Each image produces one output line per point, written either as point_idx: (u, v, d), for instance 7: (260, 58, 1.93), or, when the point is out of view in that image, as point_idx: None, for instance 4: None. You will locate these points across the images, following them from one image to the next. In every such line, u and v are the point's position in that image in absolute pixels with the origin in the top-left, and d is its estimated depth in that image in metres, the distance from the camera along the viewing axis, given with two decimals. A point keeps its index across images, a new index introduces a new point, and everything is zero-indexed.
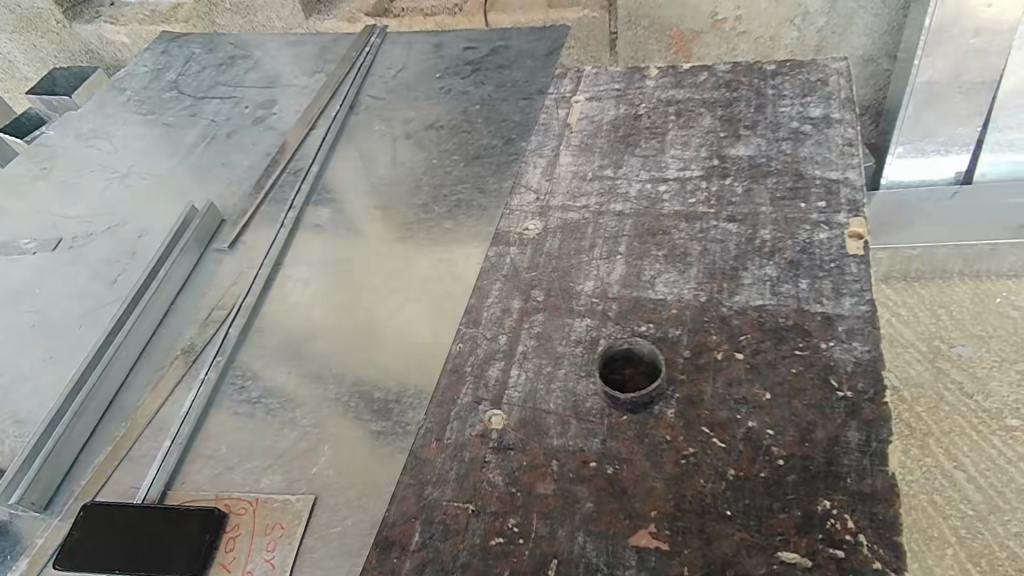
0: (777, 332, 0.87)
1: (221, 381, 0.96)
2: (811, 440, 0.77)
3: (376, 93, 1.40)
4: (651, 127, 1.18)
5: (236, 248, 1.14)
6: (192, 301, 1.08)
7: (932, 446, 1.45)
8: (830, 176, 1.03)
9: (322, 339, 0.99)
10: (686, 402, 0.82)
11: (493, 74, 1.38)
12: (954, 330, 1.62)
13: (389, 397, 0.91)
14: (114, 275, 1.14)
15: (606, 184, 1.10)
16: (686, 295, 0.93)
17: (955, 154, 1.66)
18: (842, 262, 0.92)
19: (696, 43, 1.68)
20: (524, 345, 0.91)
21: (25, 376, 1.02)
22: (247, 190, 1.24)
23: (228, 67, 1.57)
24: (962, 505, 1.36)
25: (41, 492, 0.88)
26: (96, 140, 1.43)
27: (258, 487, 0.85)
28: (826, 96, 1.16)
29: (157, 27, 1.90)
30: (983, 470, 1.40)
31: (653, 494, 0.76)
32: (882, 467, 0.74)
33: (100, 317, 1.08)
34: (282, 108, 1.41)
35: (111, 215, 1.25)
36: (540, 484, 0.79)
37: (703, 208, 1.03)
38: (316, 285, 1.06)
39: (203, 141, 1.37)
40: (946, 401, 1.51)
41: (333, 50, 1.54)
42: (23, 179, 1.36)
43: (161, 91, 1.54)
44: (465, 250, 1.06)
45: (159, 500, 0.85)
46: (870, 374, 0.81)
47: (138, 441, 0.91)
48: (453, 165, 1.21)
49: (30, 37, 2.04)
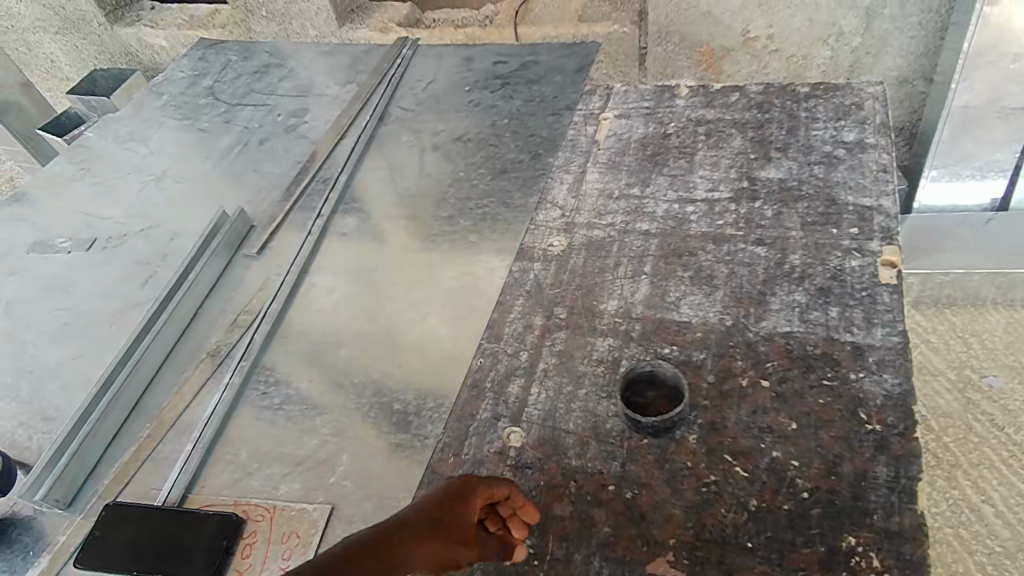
0: (805, 360, 0.85)
1: (244, 387, 0.97)
2: (837, 474, 0.75)
3: (406, 104, 1.41)
4: (680, 147, 1.17)
5: (264, 254, 1.16)
6: (218, 305, 1.09)
7: (959, 478, 1.35)
8: (863, 203, 1.01)
9: (345, 346, 1.00)
10: (708, 428, 0.81)
11: (523, 89, 1.38)
12: (986, 359, 1.50)
13: (408, 410, 0.90)
14: (145, 276, 1.16)
15: (633, 203, 1.09)
16: (711, 319, 0.91)
17: (990, 180, 1.56)
18: (874, 291, 0.90)
19: (726, 61, 1.66)
20: (545, 363, 0.91)
21: (55, 373, 1.05)
22: (277, 197, 1.26)
23: (263, 75, 1.60)
24: (989, 541, 1.26)
25: (64, 490, 0.89)
26: (132, 142, 1.47)
27: (276, 495, 0.85)
28: (860, 121, 1.15)
29: (196, 32, 1.95)
30: (1013, 505, 1.30)
31: (672, 521, 0.75)
32: (911, 505, 0.72)
33: (130, 317, 1.10)
34: (314, 116, 1.43)
35: (145, 216, 1.28)
36: (557, 505, 0.78)
37: (731, 230, 1.02)
38: (341, 292, 1.07)
39: (236, 147, 1.40)
40: (975, 432, 1.40)
41: (365, 60, 1.56)
42: (61, 179, 1.39)
43: (197, 97, 1.57)
44: (488, 264, 1.06)
45: (179, 502, 0.86)
46: (900, 409, 0.79)
47: (161, 442, 0.93)
48: (480, 178, 1.21)
49: (72, 38, 2.09)
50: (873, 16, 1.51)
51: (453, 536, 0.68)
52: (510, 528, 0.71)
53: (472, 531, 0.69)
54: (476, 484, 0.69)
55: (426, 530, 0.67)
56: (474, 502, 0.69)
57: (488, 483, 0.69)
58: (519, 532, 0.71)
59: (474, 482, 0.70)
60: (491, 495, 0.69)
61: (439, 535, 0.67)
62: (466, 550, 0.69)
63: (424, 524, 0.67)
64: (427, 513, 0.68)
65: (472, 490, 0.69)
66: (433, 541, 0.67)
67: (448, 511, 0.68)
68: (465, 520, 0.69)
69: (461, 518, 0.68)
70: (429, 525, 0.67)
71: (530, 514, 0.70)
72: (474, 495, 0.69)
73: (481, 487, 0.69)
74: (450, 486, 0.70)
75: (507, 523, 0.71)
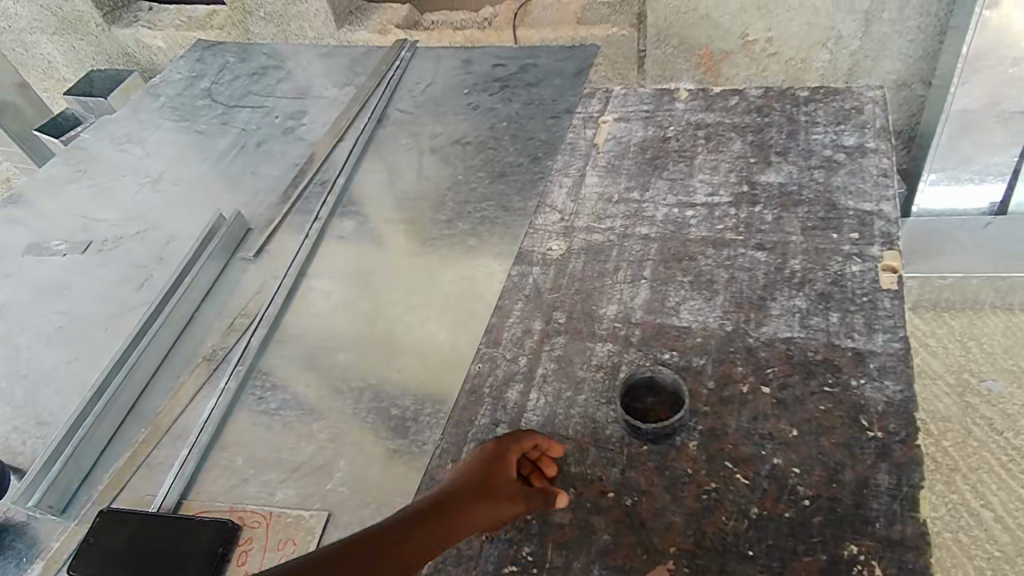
0: (806, 366, 0.84)
1: (240, 391, 0.96)
2: (838, 482, 0.74)
3: (404, 107, 1.40)
4: (679, 151, 1.17)
5: (261, 257, 1.15)
6: (215, 308, 1.08)
7: (959, 482, 1.31)
8: (864, 208, 1.01)
9: (343, 351, 0.99)
10: (709, 435, 0.80)
11: (522, 92, 1.37)
12: (985, 363, 1.46)
13: (405, 415, 0.90)
14: (141, 279, 1.15)
15: (632, 207, 1.09)
16: (711, 324, 0.91)
17: (988, 183, 1.54)
18: (875, 296, 0.90)
19: (725, 64, 1.64)
20: (544, 368, 0.91)
21: (49, 377, 1.04)
22: (274, 199, 1.25)
23: (261, 77, 1.59)
24: (989, 546, 1.22)
25: (58, 496, 0.88)
26: (129, 144, 1.46)
27: (272, 501, 0.85)
28: (860, 125, 1.14)
29: (193, 33, 1.94)
30: (1012, 510, 1.26)
31: (672, 529, 0.74)
32: (913, 513, 0.71)
33: (125, 320, 1.09)
34: (312, 119, 1.43)
35: (141, 219, 1.27)
36: (557, 512, 0.77)
37: (731, 235, 1.02)
38: (339, 296, 1.06)
39: (234, 149, 1.39)
40: (974, 436, 1.36)
41: (363, 63, 1.56)
42: (57, 181, 1.39)
43: (194, 98, 1.56)
44: (487, 268, 1.05)
45: (175, 509, 0.85)
46: (902, 416, 0.78)
47: (156, 448, 0.92)
48: (479, 182, 1.20)
49: (69, 38, 2.08)
50: (872, 20, 1.49)
51: (497, 494, 0.72)
52: (541, 468, 0.79)
53: (513, 486, 0.74)
54: (507, 442, 0.76)
55: (472, 495, 0.71)
56: (509, 458, 0.75)
57: (515, 438, 0.76)
58: (550, 469, 0.79)
59: (503, 441, 0.76)
60: (521, 447, 0.76)
61: (484, 496, 0.71)
62: (512, 506, 0.73)
63: (469, 490, 0.71)
64: (470, 480, 0.72)
65: (504, 449, 0.75)
66: (480, 503, 0.71)
67: (488, 473, 0.73)
68: (504, 478, 0.73)
69: (500, 476, 0.73)
70: (473, 490, 0.71)
71: (556, 450, 0.78)
72: (507, 452, 0.75)
73: (511, 443, 0.76)
74: (484, 454, 0.75)
75: (538, 464, 0.79)
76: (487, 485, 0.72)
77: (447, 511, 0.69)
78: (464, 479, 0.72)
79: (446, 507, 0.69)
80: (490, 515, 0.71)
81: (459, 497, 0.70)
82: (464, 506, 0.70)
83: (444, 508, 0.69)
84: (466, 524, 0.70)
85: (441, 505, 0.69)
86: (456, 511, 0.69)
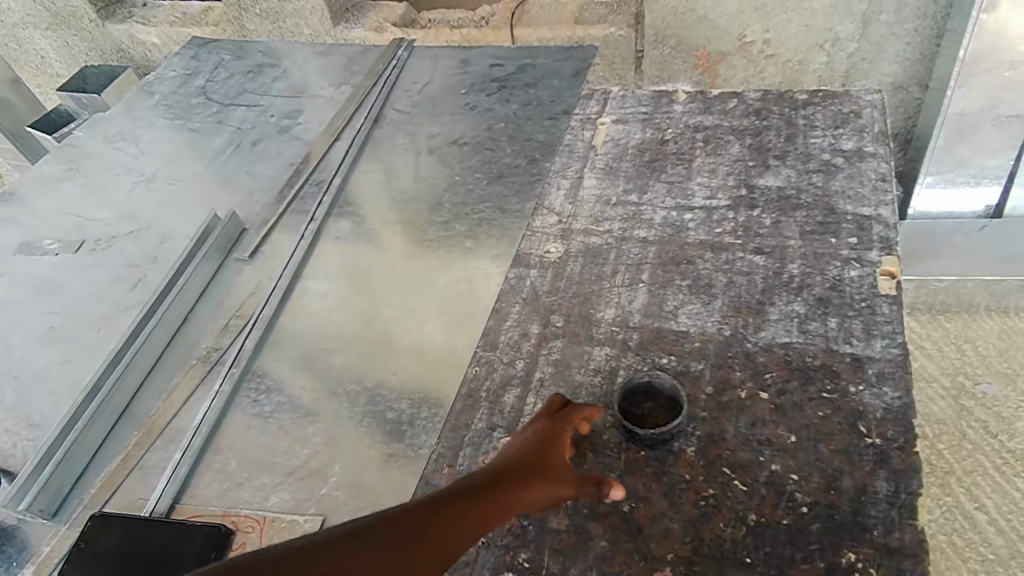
0: (804, 372, 0.84)
1: (235, 394, 0.96)
2: (837, 488, 0.74)
3: (401, 107, 1.39)
4: (678, 153, 1.17)
5: (256, 257, 1.14)
6: (209, 309, 1.07)
7: (953, 485, 1.31)
8: (862, 212, 1.01)
9: (339, 353, 0.98)
10: (707, 441, 0.80)
11: (519, 92, 1.36)
12: (980, 366, 1.46)
13: (401, 419, 0.89)
14: (134, 279, 1.14)
15: (630, 210, 1.09)
16: (709, 329, 0.91)
17: (984, 186, 1.54)
18: (873, 302, 0.90)
19: (723, 65, 1.63)
20: (541, 372, 0.90)
21: (41, 378, 1.02)
22: (270, 199, 1.24)
23: (256, 75, 1.58)
24: (982, 548, 1.22)
25: (49, 500, 0.87)
26: (122, 142, 1.45)
27: (266, 506, 0.84)
28: (859, 129, 1.14)
29: (188, 29, 1.93)
30: (1005, 513, 1.26)
31: (670, 536, 0.74)
32: (911, 521, 0.71)
33: (118, 321, 1.08)
34: (308, 118, 1.42)
35: (135, 218, 1.25)
36: (554, 519, 0.77)
37: (729, 239, 1.01)
38: (335, 297, 1.06)
39: (229, 148, 1.38)
40: (968, 439, 1.36)
41: (360, 61, 1.55)
42: (49, 179, 1.37)
43: (189, 96, 1.55)
44: (484, 271, 1.04)
45: (167, 513, 0.84)
46: (900, 423, 0.78)
47: (149, 451, 0.91)
48: (476, 183, 1.19)
49: (63, 34, 2.06)
50: (870, 22, 1.49)
51: (551, 474, 0.73)
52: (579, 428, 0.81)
53: (567, 468, 0.74)
54: (559, 421, 0.77)
55: (528, 475, 0.71)
56: (563, 438, 0.76)
57: (567, 417, 0.78)
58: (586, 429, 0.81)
59: (556, 422, 0.77)
60: (574, 424, 0.78)
61: (538, 477, 0.72)
62: (564, 489, 0.73)
63: (523, 470, 0.72)
64: (524, 459, 0.73)
65: (558, 428, 0.77)
66: (535, 482, 0.71)
67: (541, 452, 0.74)
68: (558, 458, 0.74)
69: (554, 457, 0.74)
70: (529, 471, 0.72)
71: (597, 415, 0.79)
72: (560, 431, 0.76)
73: (564, 423, 0.77)
74: (536, 435, 0.76)
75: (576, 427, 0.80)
76: (540, 464, 0.73)
77: (499, 488, 0.69)
78: (516, 458, 0.73)
79: (498, 484, 0.69)
80: (541, 495, 0.71)
81: (512, 474, 0.71)
82: (518, 483, 0.70)
83: (497, 484, 0.69)
84: (519, 502, 0.70)
85: (491, 482, 0.69)
86: (507, 488, 0.69)
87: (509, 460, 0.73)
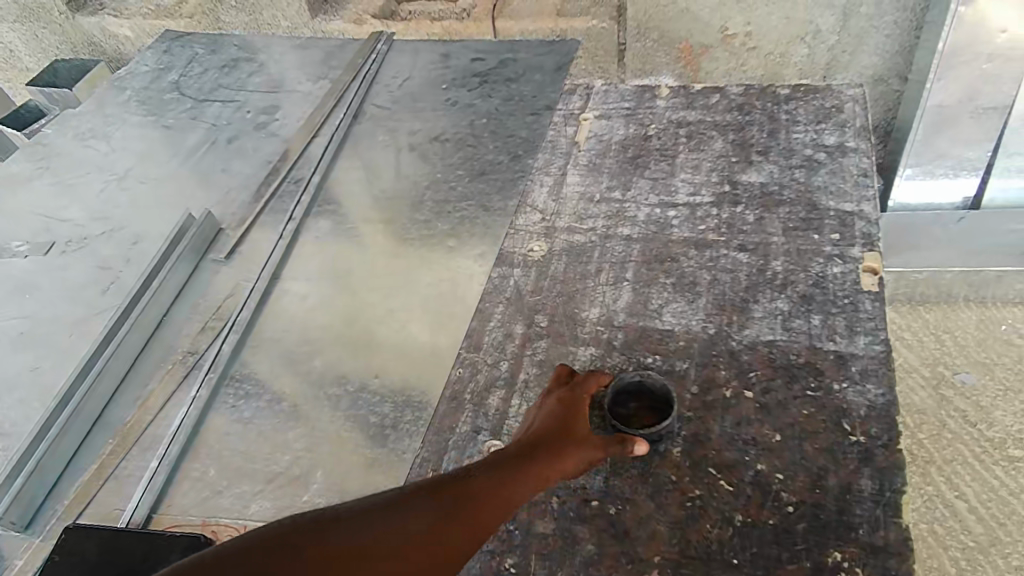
0: (788, 370, 0.84)
1: (212, 400, 0.93)
2: (822, 487, 0.74)
3: (381, 102, 1.37)
4: (661, 149, 1.16)
5: (233, 258, 1.12)
6: (185, 312, 1.05)
7: (934, 474, 1.32)
8: (844, 208, 1.01)
9: (319, 356, 0.96)
10: (692, 441, 0.80)
11: (501, 88, 1.34)
12: (959, 356, 1.47)
13: (384, 423, 0.88)
14: (107, 282, 1.11)
15: (614, 207, 1.08)
16: (694, 327, 0.90)
17: (963, 178, 1.55)
18: (856, 298, 0.90)
19: (705, 58, 1.63)
20: (526, 373, 0.90)
21: (11, 385, 0.99)
22: (247, 198, 1.21)
23: (231, 70, 1.54)
24: (963, 536, 1.24)
25: (21, 512, 0.85)
26: (93, 140, 1.40)
27: (246, 514, 0.82)
28: (841, 124, 1.14)
29: (161, 21, 1.88)
30: (985, 500, 1.28)
31: (656, 538, 0.73)
32: (896, 519, 0.71)
33: (91, 326, 1.04)
34: (285, 114, 1.38)
35: (107, 219, 1.22)
36: (540, 522, 0.76)
37: (713, 236, 1.01)
38: (315, 298, 1.03)
39: (204, 145, 1.35)
40: (948, 428, 1.38)
41: (339, 56, 1.52)
42: (19, 178, 1.33)
43: (162, 92, 1.51)
44: (467, 270, 1.03)
45: (144, 524, 0.82)
46: (884, 420, 0.78)
47: (124, 459, 0.89)
48: (458, 180, 1.17)
49: (32, 27, 1.99)
50: (850, 14, 1.49)
51: (577, 441, 0.73)
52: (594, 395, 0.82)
53: (593, 435, 0.75)
54: (577, 392, 0.79)
55: (553, 447, 0.71)
56: (583, 408, 0.77)
57: (584, 387, 0.79)
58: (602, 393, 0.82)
59: (574, 394, 0.78)
60: (591, 393, 0.80)
61: (565, 447, 0.72)
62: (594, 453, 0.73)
63: (548, 442, 0.72)
64: (547, 431, 0.73)
65: (578, 397, 0.78)
66: (563, 452, 0.71)
67: (566, 422, 0.75)
68: (582, 427, 0.75)
69: (578, 427, 0.75)
70: (553, 442, 0.72)
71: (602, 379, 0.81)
72: (580, 400, 0.78)
73: (581, 393, 0.79)
74: (558, 409, 0.76)
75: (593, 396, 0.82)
76: (566, 432, 0.74)
77: (531, 457, 0.69)
78: (543, 428, 0.74)
79: (528, 455, 0.70)
80: (574, 461, 0.72)
81: (540, 444, 0.71)
82: (545, 457, 0.70)
83: (527, 456, 0.69)
84: (548, 474, 0.69)
85: (522, 452, 0.70)
86: (538, 459, 0.69)
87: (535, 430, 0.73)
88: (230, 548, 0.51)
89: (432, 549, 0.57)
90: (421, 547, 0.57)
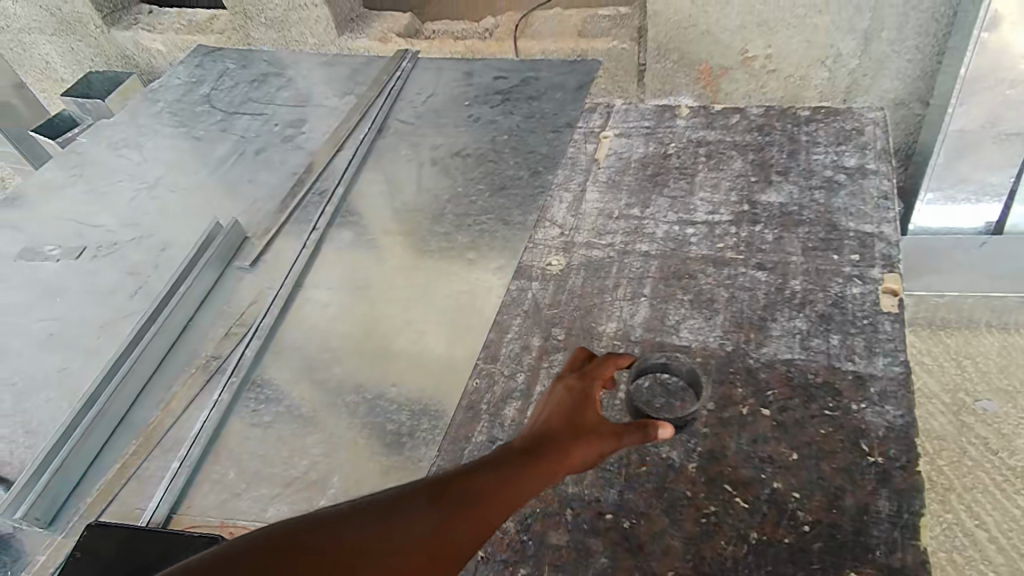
0: (806, 390, 0.84)
1: (234, 404, 0.95)
2: (839, 507, 0.74)
3: (404, 117, 1.40)
4: (680, 168, 1.17)
5: (257, 265, 1.14)
6: (209, 317, 1.07)
7: (953, 501, 1.30)
8: (864, 229, 1.01)
9: (338, 364, 0.98)
10: (708, 457, 0.80)
11: (523, 105, 1.37)
12: (980, 383, 1.45)
13: (401, 431, 0.89)
14: (135, 286, 1.14)
15: (633, 224, 1.09)
16: (711, 344, 0.90)
17: (985, 203, 1.54)
18: (875, 319, 0.90)
19: (724, 79, 1.64)
20: (542, 386, 0.91)
21: (40, 385, 1.02)
22: (272, 208, 1.24)
23: (261, 84, 1.59)
24: (983, 566, 1.21)
25: (45, 508, 0.87)
26: (126, 149, 1.45)
27: (264, 517, 0.83)
28: (861, 146, 1.15)
29: (193, 37, 1.94)
30: (1006, 530, 1.25)
31: (670, 553, 0.73)
32: (914, 541, 0.71)
33: (119, 328, 1.07)
34: (312, 127, 1.42)
35: (137, 225, 1.25)
36: (553, 533, 0.76)
37: (731, 254, 1.01)
38: (336, 307, 1.05)
39: (232, 156, 1.39)
40: (968, 455, 1.35)
41: (365, 72, 1.55)
42: (54, 184, 1.37)
43: (193, 104, 1.56)
44: (485, 282, 1.04)
45: (164, 524, 0.84)
46: (902, 442, 0.78)
47: (147, 459, 0.91)
48: (479, 195, 1.19)
49: (69, 40, 2.07)
50: (872, 39, 1.49)
51: (587, 435, 0.73)
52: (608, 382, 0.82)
53: (603, 428, 0.74)
54: (587, 383, 0.79)
55: (561, 443, 0.71)
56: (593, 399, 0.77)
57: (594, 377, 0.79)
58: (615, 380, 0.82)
59: (584, 384, 0.78)
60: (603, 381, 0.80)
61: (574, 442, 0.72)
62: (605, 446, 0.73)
63: (558, 438, 0.72)
64: (556, 426, 0.73)
65: (587, 388, 0.78)
66: (571, 448, 0.72)
67: (576, 415, 0.75)
68: (592, 419, 0.75)
69: (587, 421, 0.75)
70: (561, 438, 0.72)
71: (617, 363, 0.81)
72: (589, 391, 0.78)
73: (592, 384, 0.78)
74: (568, 400, 0.76)
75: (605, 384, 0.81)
76: (575, 426, 0.74)
77: (538, 454, 0.69)
78: (552, 422, 0.74)
79: (536, 452, 0.70)
80: (582, 455, 0.72)
81: (548, 439, 0.72)
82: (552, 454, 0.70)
83: (535, 454, 0.69)
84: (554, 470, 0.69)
85: (529, 448, 0.70)
86: (546, 456, 0.69)
87: (543, 424, 0.74)
88: (240, 547, 0.52)
89: (433, 550, 0.57)
90: (425, 546, 0.57)
